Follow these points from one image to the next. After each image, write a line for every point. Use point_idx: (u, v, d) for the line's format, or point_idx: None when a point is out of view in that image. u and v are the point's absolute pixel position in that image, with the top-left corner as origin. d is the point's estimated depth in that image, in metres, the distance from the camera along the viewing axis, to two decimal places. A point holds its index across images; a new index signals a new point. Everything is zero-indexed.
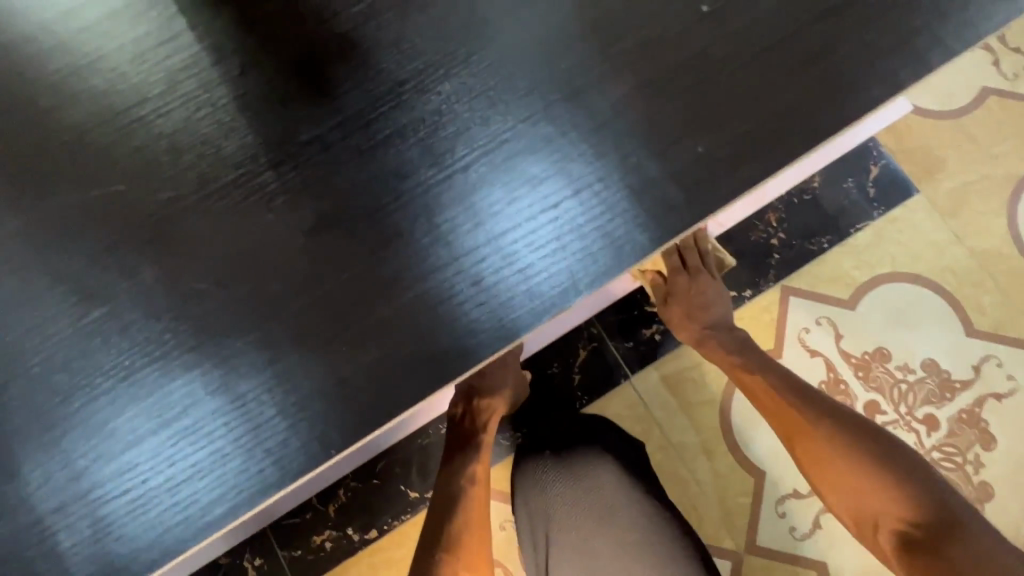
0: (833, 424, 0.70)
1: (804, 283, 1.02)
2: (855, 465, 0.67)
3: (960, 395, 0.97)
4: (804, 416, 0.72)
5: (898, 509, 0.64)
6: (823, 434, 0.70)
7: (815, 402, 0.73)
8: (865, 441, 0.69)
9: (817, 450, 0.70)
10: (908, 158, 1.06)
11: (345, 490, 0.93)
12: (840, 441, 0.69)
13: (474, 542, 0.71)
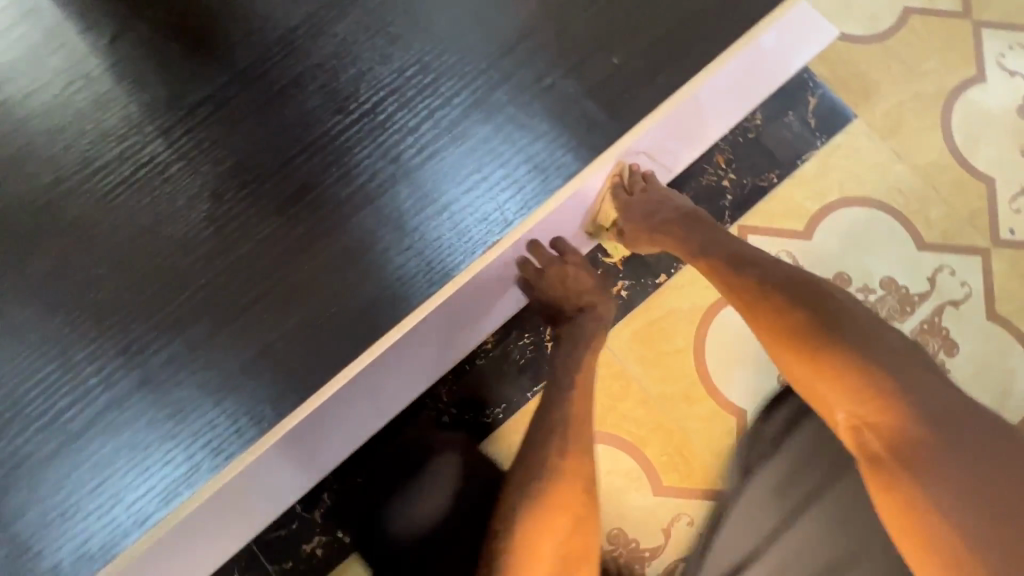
0: (840, 351, 0.60)
1: (759, 220, 1.02)
2: (862, 384, 0.57)
3: (919, 307, 1.00)
4: (799, 315, 0.63)
5: (857, 403, 0.57)
6: (834, 349, 0.60)
7: (771, 292, 0.65)
8: (874, 350, 0.60)
9: (827, 362, 0.59)
10: (842, 85, 1.07)
11: (329, 493, 0.91)
12: (845, 358, 0.59)
13: (575, 436, 0.71)
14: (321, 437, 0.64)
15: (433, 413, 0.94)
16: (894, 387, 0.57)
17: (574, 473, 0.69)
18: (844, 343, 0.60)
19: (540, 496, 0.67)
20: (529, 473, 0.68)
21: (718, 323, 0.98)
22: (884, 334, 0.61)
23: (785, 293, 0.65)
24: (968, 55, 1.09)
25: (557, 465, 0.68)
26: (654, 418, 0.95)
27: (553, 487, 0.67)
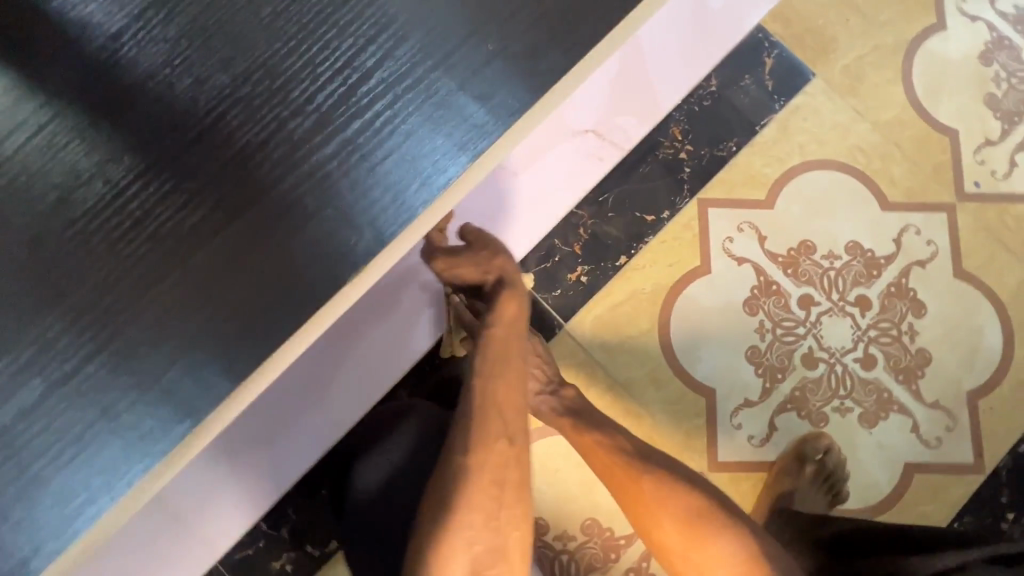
0: (656, 470, 0.67)
1: (719, 192, 0.99)
2: (685, 513, 0.64)
3: (886, 269, 0.97)
4: (632, 473, 0.68)
5: (697, 539, 0.63)
6: (655, 494, 0.66)
7: (650, 475, 0.67)
8: (692, 510, 0.64)
9: (646, 497, 0.66)
10: (799, 42, 1.03)
11: (294, 508, 0.88)
12: (659, 492, 0.66)
13: (496, 440, 0.57)
14: (257, 450, 0.66)
15: None
16: (720, 527, 0.63)
17: (486, 461, 0.56)
18: (646, 481, 0.67)
19: (447, 499, 0.55)
20: (445, 464, 0.57)
21: (681, 303, 0.96)
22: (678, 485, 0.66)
23: (615, 452, 0.70)
24: (928, 2, 1.04)
25: (462, 464, 0.56)
26: (621, 404, 0.93)
27: (470, 479, 0.55)
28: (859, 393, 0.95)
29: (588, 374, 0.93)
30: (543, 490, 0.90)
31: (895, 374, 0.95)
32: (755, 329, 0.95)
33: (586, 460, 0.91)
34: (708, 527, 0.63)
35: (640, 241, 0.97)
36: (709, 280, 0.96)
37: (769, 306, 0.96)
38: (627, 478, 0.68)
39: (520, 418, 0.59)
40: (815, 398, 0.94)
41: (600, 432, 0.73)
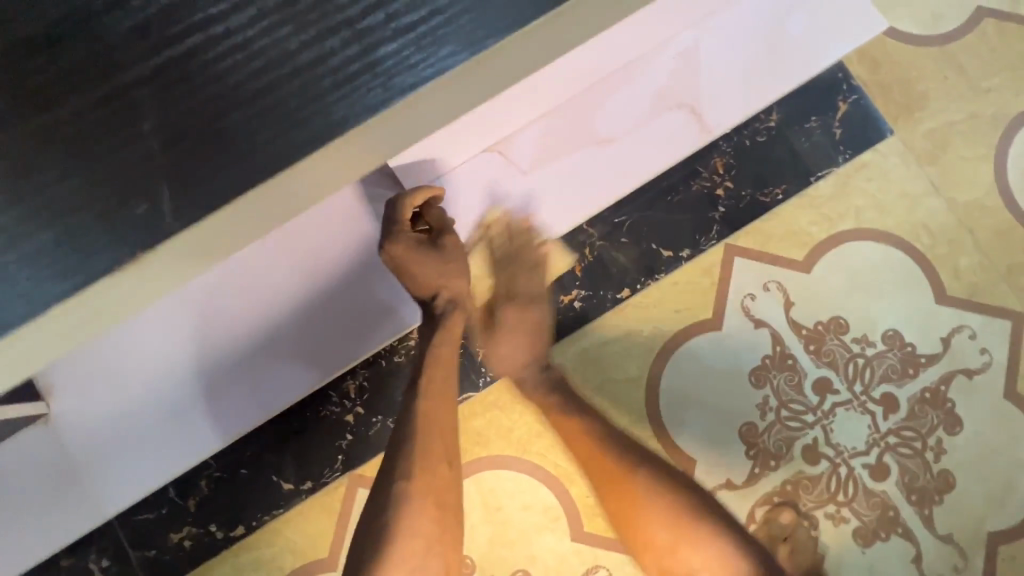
0: (656, 471, 0.68)
1: (752, 241, 0.86)
2: (668, 520, 0.65)
3: (924, 371, 0.84)
4: (619, 465, 0.69)
5: (669, 525, 0.65)
6: (650, 495, 0.66)
7: (650, 466, 0.69)
8: (688, 505, 0.66)
9: (644, 507, 0.67)
10: (883, 93, 0.89)
11: (207, 481, 0.80)
12: (607, 458, 0.70)
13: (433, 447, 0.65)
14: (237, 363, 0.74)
15: (335, 409, 0.82)
16: (699, 528, 0.64)
17: (429, 489, 0.63)
18: (642, 484, 0.67)
19: (393, 535, 0.60)
20: (387, 504, 0.62)
21: (679, 355, 0.84)
22: (653, 465, 0.68)
23: (622, 453, 0.70)
24: None
25: (403, 489, 0.62)
26: None
27: (408, 521, 0.61)
28: (860, 504, 0.81)
29: None
30: (477, 527, 0.80)
31: (907, 492, 0.81)
32: (756, 405, 0.83)
33: (532, 506, 0.81)
34: (689, 520, 0.65)
35: (650, 277, 0.85)
36: (717, 337, 0.84)
37: (779, 381, 0.84)
38: (637, 486, 0.68)
39: (456, 442, 0.68)
40: (808, 498, 0.81)
41: (577, 415, 0.73)
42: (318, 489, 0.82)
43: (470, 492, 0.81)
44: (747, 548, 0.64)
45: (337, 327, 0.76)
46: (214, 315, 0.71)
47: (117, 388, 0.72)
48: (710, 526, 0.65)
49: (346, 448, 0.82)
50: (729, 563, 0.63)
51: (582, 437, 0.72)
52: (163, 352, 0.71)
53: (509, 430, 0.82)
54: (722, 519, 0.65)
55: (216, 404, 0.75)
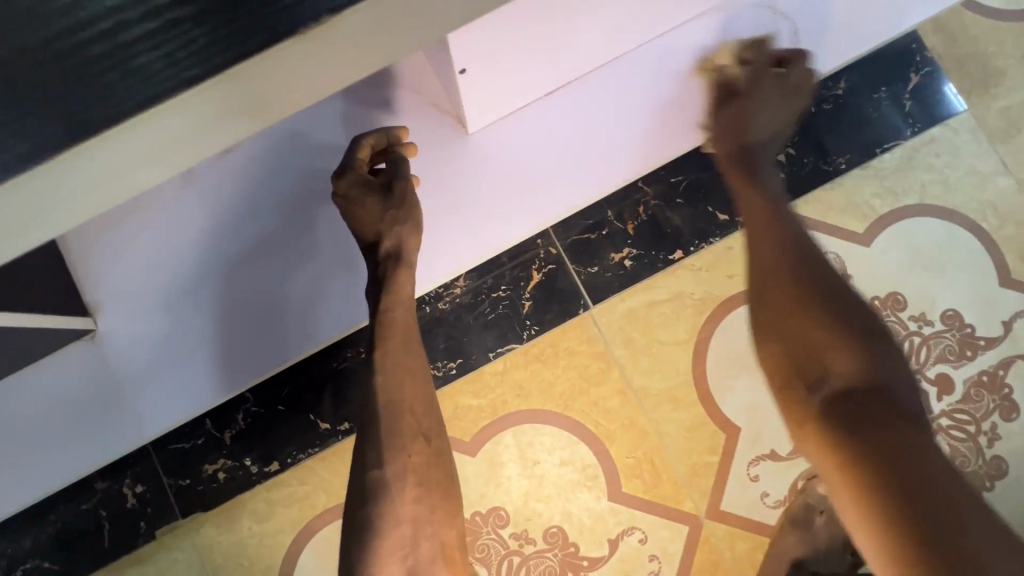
0: (835, 284, 0.60)
1: (811, 210, 0.84)
2: (826, 338, 0.56)
3: (983, 354, 0.81)
4: (798, 280, 0.60)
5: (853, 370, 0.55)
6: (814, 310, 0.58)
7: (801, 283, 0.60)
8: (833, 361, 0.55)
9: (814, 334, 0.57)
10: (957, 66, 0.86)
11: (244, 415, 0.80)
12: (815, 295, 0.59)
13: (394, 432, 0.64)
14: (239, 303, 0.73)
15: None
16: (861, 397, 0.53)
17: (406, 468, 0.63)
18: (818, 316, 0.58)
19: (370, 530, 0.60)
20: (367, 497, 0.61)
21: (731, 321, 0.82)
22: (823, 296, 0.59)
23: (772, 254, 0.62)
24: None
25: (376, 479, 0.62)
26: (628, 413, 0.80)
27: (393, 509, 0.61)
28: None
29: (600, 369, 0.81)
30: (514, 480, 0.79)
31: None
32: None
33: (570, 463, 0.79)
34: (854, 333, 0.57)
35: (703, 240, 0.83)
36: None
37: None
38: (791, 270, 0.61)
39: (431, 415, 0.67)
40: None
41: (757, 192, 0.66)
42: (355, 431, 0.81)
43: (508, 443, 0.79)
44: (891, 386, 0.54)
45: (344, 295, 0.75)
46: (249, 248, 0.72)
47: (154, 317, 0.72)
48: (873, 352, 0.56)
49: None
50: (851, 364, 0.55)
51: (769, 252, 0.62)
52: (214, 284, 0.72)
53: (551, 385, 0.80)
54: (871, 378, 0.54)
55: (273, 336, 0.74)
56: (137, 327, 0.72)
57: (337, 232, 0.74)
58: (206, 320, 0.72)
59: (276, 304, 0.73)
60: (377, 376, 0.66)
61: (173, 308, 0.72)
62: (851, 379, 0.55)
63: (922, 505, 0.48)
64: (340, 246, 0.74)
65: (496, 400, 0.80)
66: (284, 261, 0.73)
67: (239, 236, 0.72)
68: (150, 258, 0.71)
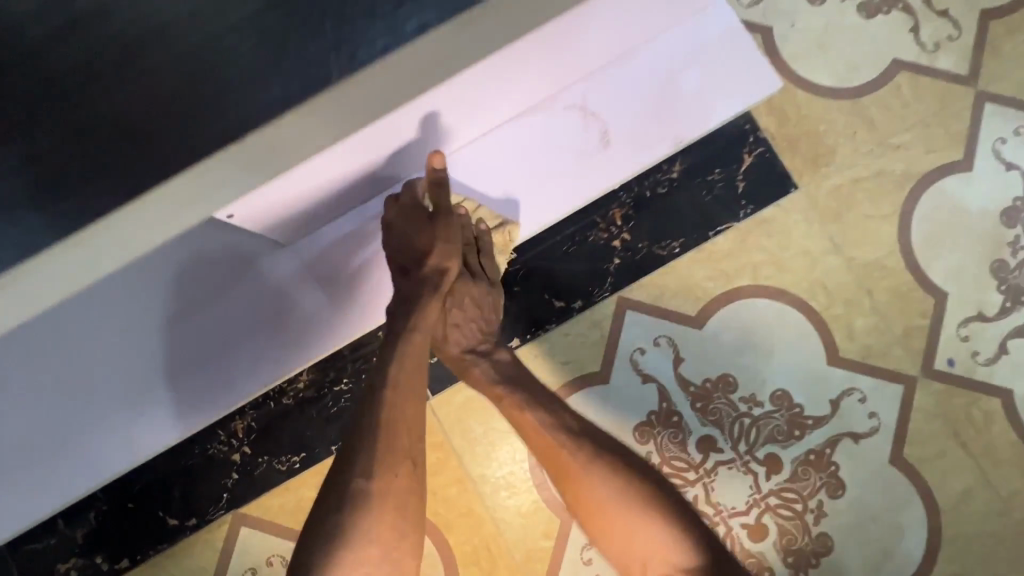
0: (607, 456, 0.66)
1: (646, 294, 0.86)
2: (616, 502, 0.64)
3: (811, 432, 0.83)
4: (574, 458, 0.66)
5: (676, 555, 0.61)
6: (609, 491, 0.64)
7: (594, 457, 0.66)
8: (670, 533, 0.62)
9: (613, 526, 0.64)
10: (790, 145, 0.88)
11: (95, 514, 0.82)
12: (585, 473, 0.65)
13: (385, 446, 0.57)
14: (143, 389, 0.75)
15: (223, 447, 0.83)
16: (671, 535, 0.62)
17: (390, 487, 0.56)
18: (598, 491, 0.64)
19: (343, 541, 0.53)
20: (341, 507, 0.54)
21: None
22: (619, 458, 0.66)
23: (579, 441, 0.67)
24: (959, 134, 0.87)
25: (362, 489, 0.55)
26: (466, 501, 0.83)
27: (361, 528, 0.53)
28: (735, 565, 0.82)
29: (439, 459, 0.83)
30: None
31: (784, 554, 0.81)
32: None
33: None
34: (644, 508, 0.63)
35: (540, 327, 0.85)
36: (604, 392, 0.84)
37: (663, 438, 0.83)
38: (577, 462, 0.66)
39: (420, 439, 0.61)
40: None
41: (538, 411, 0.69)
42: (203, 527, 0.83)
43: None
44: (722, 567, 0.61)
45: (260, 359, 0.77)
46: (190, 330, 0.75)
47: (79, 411, 0.73)
48: (662, 508, 0.64)
49: (231, 488, 0.83)
50: (671, 549, 0.61)
51: (587, 445, 0.67)
52: (107, 380, 0.74)
53: None
54: (685, 513, 0.64)
55: (187, 410, 0.76)
56: (33, 434, 0.73)
57: (239, 305, 0.76)
58: (111, 412, 0.74)
59: (188, 379, 0.75)
60: (390, 389, 0.61)
61: (64, 411, 0.73)
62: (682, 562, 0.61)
63: (717, 574, 0.60)
64: (247, 318, 0.76)
65: None
66: (189, 340, 0.75)
67: (119, 336, 0.74)
68: (38, 388, 0.73)
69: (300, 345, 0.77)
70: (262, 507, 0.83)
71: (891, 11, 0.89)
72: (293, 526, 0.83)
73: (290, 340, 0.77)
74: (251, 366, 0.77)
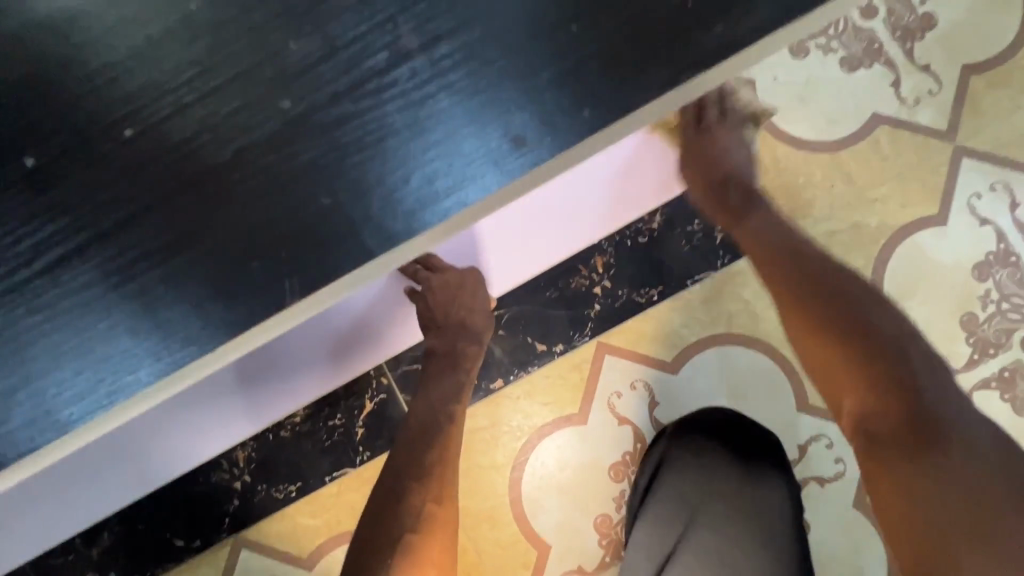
0: (830, 291, 0.60)
1: (624, 340, 0.90)
2: (843, 373, 0.57)
3: None
4: (792, 297, 0.62)
5: (871, 398, 0.55)
6: (817, 316, 0.59)
7: (817, 287, 0.61)
8: (855, 327, 0.57)
9: (832, 362, 0.58)
10: (769, 197, 0.90)
11: (109, 533, 0.89)
12: (823, 296, 0.60)
13: (446, 482, 0.66)
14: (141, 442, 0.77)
15: (225, 475, 0.90)
16: (851, 352, 0.57)
17: (447, 517, 0.64)
18: (817, 310, 0.59)
19: (415, 557, 0.60)
20: (416, 525, 0.62)
21: (544, 445, 0.89)
22: (869, 303, 0.59)
23: (784, 270, 0.63)
24: (935, 189, 0.89)
25: (432, 513, 0.63)
26: None
27: (424, 551, 0.61)
28: None
29: None
30: None
31: None
32: (613, 498, 0.88)
33: None
34: (855, 334, 0.57)
35: (522, 369, 0.89)
36: (582, 431, 0.89)
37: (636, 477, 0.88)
38: (808, 300, 0.61)
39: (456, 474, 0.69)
40: None
41: (822, 302, 0.60)
42: (207, 547, 0.90)
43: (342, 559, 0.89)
44: (943, 405, 0.53)
45: (259, 410, 0.82)
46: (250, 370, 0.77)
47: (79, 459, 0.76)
48: (879, 339, 0.56)
49: (232, 512, 0.90)
50: (878, 390, 0.54)
51: (789, 271, 0.63)
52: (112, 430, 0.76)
53: None
54: (925, 365, 0.55)
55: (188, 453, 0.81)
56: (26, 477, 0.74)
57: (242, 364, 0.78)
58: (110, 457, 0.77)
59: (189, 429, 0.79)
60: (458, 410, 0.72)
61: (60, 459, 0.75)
62: (892, 407, 0.54)
63: (929, 425, 0.52)
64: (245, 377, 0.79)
65: (331, 519, 0.90)
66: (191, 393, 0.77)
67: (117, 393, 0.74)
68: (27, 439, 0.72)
69: (300, 393, 0.84)
70: (260, 531, 0.90)
71: (873, 65, 0.91)
72: (288, 549, 0.90)
73: (287, 392, 0.83)
74: (250, 413, 0.82)
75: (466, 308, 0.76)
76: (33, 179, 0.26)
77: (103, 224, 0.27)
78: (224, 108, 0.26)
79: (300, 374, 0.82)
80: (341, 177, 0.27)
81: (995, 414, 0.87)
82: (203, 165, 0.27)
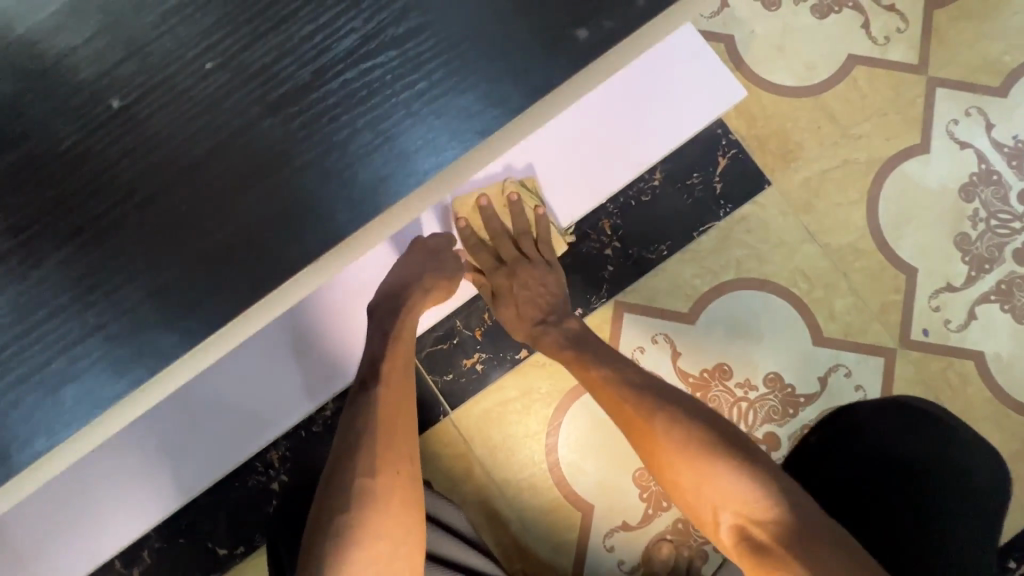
0: (668, 413, 0.62)
1: (640, 298, 0.92)
2: (685, 443, 0.59)
3: (803, 410, 0.91)
4: (637, 409, 0.64)
5: (731, 486, 0.55)
6: (672, 437, 0.60)
7: (667, 405, 0.63)
8: (680, 415, 0.61)
9: (668, 458, 0.60)
10: (761, 144, 0.93)
11: (149, 551, 0.88)
12: (673, 413, 0.62)
13: (387, 446, 0.61)
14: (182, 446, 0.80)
15: (261, 478, 0.89)
16: (728, 457, 0.57)
17: (392, 485, 0.58)
18: (662, 418, 0.62)
19: (355, 533, 0.55)
20: (350, 504, 0.56)
21: (575, 409, 0.90)
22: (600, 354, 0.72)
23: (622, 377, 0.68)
24: (915, 120, 0.94)
25: (367, 486, 0.57)
26: (493, 504, 0.89)
27: (369, 523, 0.55)
28: None
29: (463, 468, 0.89)
30: None
31: None
32: None
33: None
34: (701, 443, 0.59)
35: None
36: None
37: None
38: (673, 431, 0.61)
39: (409, 439, 0.63)
40: (698, 535, 0.88)
41: (662, 409, 0.62)
42: (252, 551, 0.89)
43: None
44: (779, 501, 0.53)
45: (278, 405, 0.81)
46: (299, 351, 0.80)
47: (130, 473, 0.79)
48: (699, 432, 0.60)
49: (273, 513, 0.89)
50: (746, 488, 0.54)
51: (632, 393, 0.65)
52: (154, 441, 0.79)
53: None
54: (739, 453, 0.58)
55: (214, 459, 0.81)
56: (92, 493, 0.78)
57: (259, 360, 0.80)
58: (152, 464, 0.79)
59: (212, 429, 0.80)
60: (387, 364, 0.67)
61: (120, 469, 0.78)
62: (749, 495, 0.54)
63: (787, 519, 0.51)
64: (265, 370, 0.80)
65: None
66: (211, 394, 0.79)
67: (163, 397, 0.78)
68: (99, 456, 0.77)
69: (321, 388, 0.82)
70: None
71: (843, 10, 0.95)
72: None
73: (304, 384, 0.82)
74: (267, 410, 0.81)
75: (439, 272, 0.75)
76: (121, 117, 0.29)
77: (196, 152, 0.30)
78: (299, 32, 0.29)
79: (316, 364, 0.81)
80: (424, 83, 0.31)
81: (998, 326, 0.91)
82: (286, 85, 0.30)
